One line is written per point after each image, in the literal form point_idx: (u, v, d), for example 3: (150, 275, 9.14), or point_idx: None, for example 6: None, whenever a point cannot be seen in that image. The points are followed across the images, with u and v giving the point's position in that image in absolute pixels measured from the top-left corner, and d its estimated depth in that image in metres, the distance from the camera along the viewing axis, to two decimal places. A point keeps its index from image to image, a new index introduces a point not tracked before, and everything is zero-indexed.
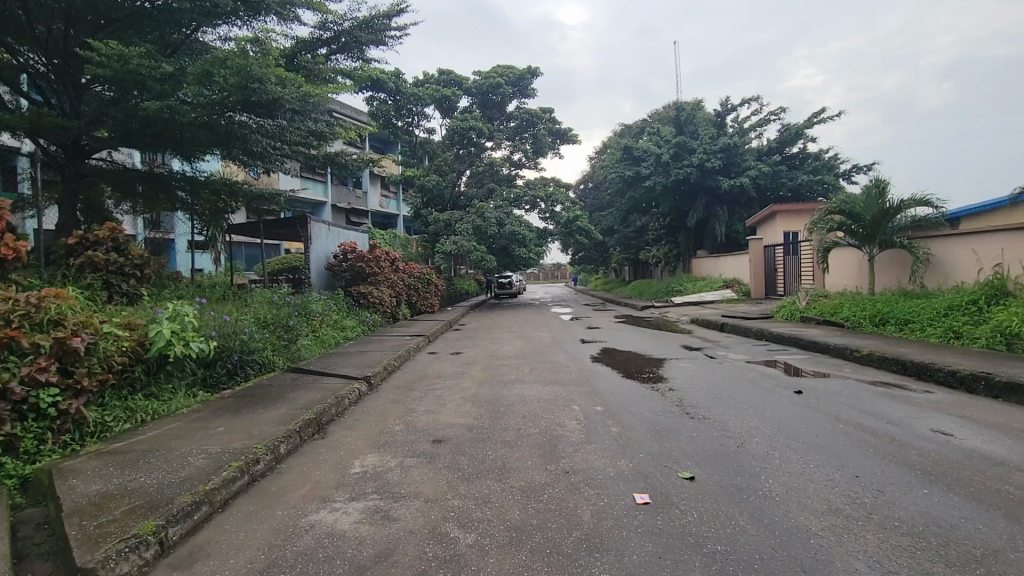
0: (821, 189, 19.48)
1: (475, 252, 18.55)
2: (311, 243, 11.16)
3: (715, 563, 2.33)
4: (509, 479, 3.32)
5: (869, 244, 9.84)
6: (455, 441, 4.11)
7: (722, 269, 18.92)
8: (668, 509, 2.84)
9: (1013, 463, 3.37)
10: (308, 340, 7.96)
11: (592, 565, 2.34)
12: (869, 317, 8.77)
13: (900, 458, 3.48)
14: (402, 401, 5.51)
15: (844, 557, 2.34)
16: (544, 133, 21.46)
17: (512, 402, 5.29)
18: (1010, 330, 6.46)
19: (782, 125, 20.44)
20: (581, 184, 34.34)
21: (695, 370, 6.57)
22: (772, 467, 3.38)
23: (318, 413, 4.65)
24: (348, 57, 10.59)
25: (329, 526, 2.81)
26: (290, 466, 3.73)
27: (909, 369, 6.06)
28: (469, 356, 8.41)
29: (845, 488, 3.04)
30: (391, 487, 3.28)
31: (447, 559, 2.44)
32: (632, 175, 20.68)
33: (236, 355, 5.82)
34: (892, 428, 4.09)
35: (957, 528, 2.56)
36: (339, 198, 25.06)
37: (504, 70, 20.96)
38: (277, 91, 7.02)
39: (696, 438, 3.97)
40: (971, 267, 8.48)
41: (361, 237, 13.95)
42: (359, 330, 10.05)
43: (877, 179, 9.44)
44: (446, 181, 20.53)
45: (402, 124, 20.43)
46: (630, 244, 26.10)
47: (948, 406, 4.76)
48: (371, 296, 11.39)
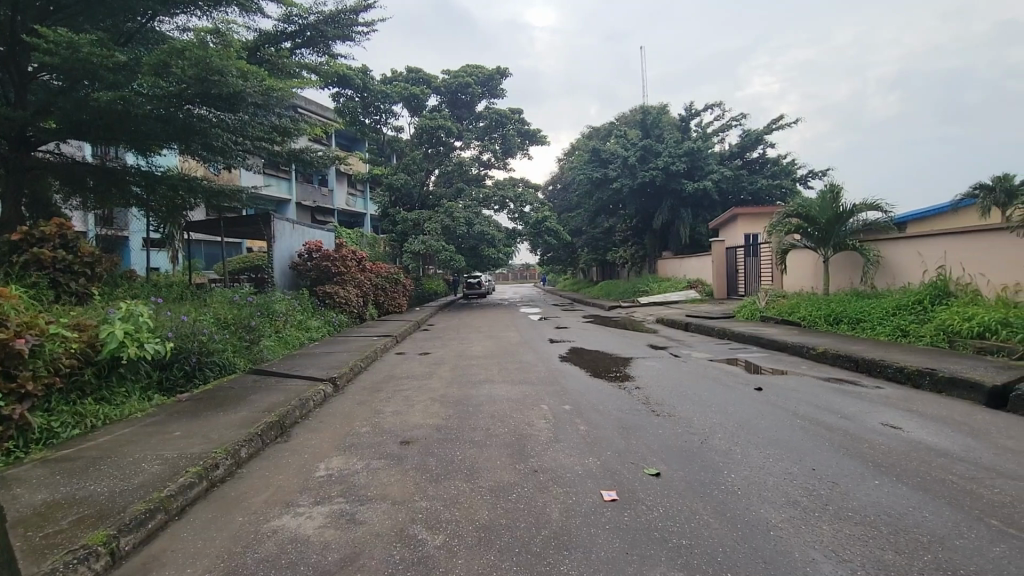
0: (779, 193, 20.24)
1: (443, 252, 18.48)
2: (275, 241, 10.87)
3: (680, 557, 2.39)
4: (477, 479, 3.31)
5: (824, 246, 10.27)
6: (423, 442, 4.09)
7: (686, 270, 19.39)
8: (635, 506, 2.89)
9: (955, 454, 3.58)
10: (271, 341, 7.74)
11: (561, 563, 2.37)
12: (825, 317, 9.15)
13: (853, 451, 3.64)
14: (370, 402, 5.43)
15: (802, 547, 2.43)
16: (512, 134, 21.53)
17: (482, 402, 5.28)
18: (952, 329, 6.84)
19: (743, 130, 21.11)
20: (549, 185, 34.66)
21: (660, 368, 6.70)
22: (734, 462, 3.49)
23: (282, 415, 4.53)
24: (313, 52, 10.37)
25: (293, 531, 2.74)
26: (252, 471, 3.62)
27: (861, 366, 6.35)
28: (438, 356, 8.37)
29: (803, 481, 3.16)
30: (357, 490, 3.23)
31: (416, 562, 2.42)
32: (600, 177, 21.02)
33: (194, 357, 5.61)
34: (845, 423, 4.28)
35: (906, 516, 2.70)
36: (304, 196, 24.51)
37: (473, 69, 20.93)
38: (238, 85, 6.85)
39: (661, 435, 4.06)
40: (916, 268, 8.92)
41: (327, 236, 13.68)
42: (325, 331, 9.86)
43: (832, 184, 9.85)
44: (415, 180, 20.36)
45: (370, 122, 20.11)
46: (598, 244, 26.47)
47: (897, 400, 5.01)
48: (337, 296, 11.16)
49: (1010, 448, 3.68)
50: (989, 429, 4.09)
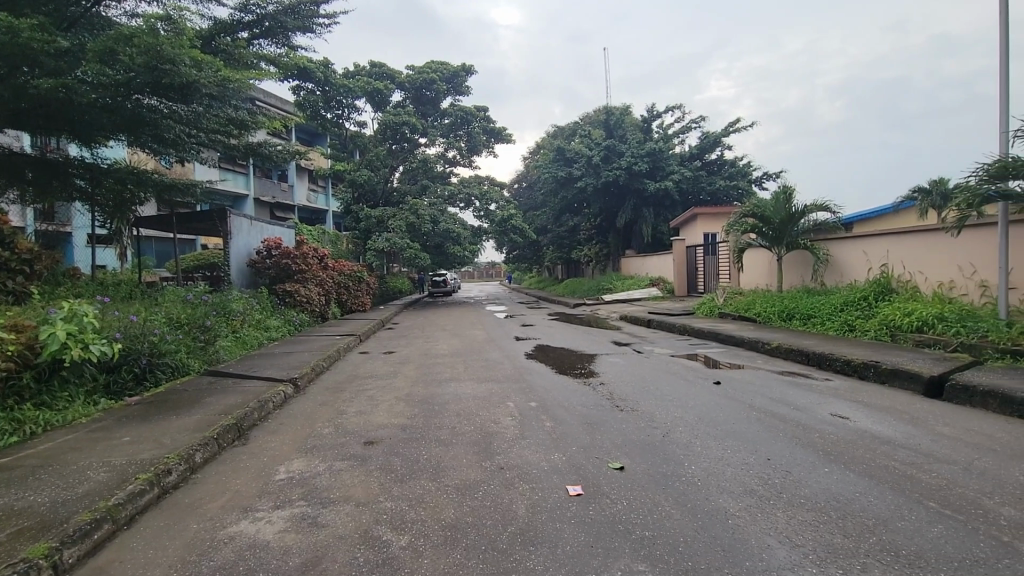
0: (736, 193, 20.86)
1: (408, 250, 18.28)
2: (232, 237, 10.49)
3: (643, 548, 2.44)
4: (443, 479, 3.30)
5: (777, 246, 10.70)
6: (388, 442, 4.04)
7: (648, 268, 19.82)
8: (600, 499, 2.95)
9: (897, 441, 3.80)
10: (228, 341, 7.47)
11: (527, 559, 2.39)
12: (778, 313, 9.55)
13: (804, 441, 3.82)
14: (332, 403, 5.32)
15: (758, 535, 2.53)
16: (478, 131, 21.49)
17: (447, 400, 5.24)
18: (895, 324, 7.25)
19: (702, 132, 21.67)
20: (514, 183, 34.73)
21: (623, 365, 6.84)
22: (694, 454, 3.61)
23: (239, 418, 4.38)
24: (272, 43, 10.03)
25: (251, 537, 2.67)
26: (207, 475, 3.49)
27: (812, 359, 6.65)
28: (403, 354, 8.27)
29: (758, 471, 3.30)
30: (320, 492, 3.16)
31: (380, 563, 2.39)
32: (565, 175, 21.29)
33: (144, 359, 5.36)
34: (798, 414, 4.48)
35: (853, 502, 2.85)
36: (262, 191, 23.77)
37: (438, 66, 20.77)
38: (191, 75, 6.54)
39: (623, 430, 4.15)
40: (861, 266, 9.40)
41: (288, 233, 13.30)
42: (285, 330, 9.58)
43: (785, 186, 10.26)
44: (379, 176, 20.04)
45: (331, 116, 19.64)
46: (563, 243, 26.72)
47: (845, 392, 5.28)
48: (297, 294, 10.86)
49: (946, 435, 3.93)
50: (927, 418, 4.36)
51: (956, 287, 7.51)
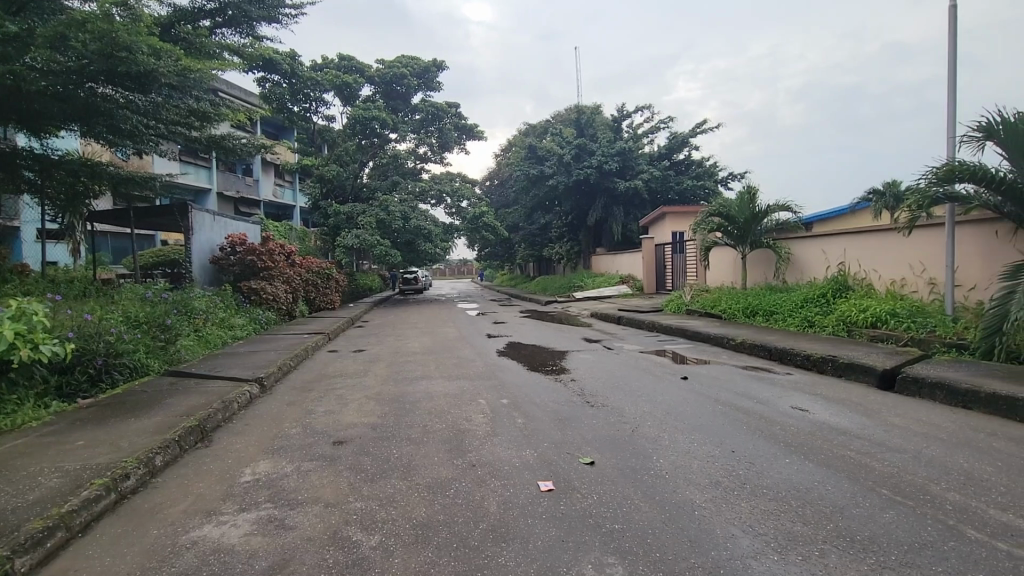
0: (703, 193, 21.29)
1: (378, 247, 18.04)
2: (193, 233, 10.17)
3: (613, 542, 2.49)
4: (414, 477, 3.28)
5: (742, 244, 11.00)
6: (357, 441, 3.99)
7: (619, 266, 20.09)
8: (571, 494, 2.99)
9: (853, 432, 3.97)
10: (189, 340, 7.22)
11: (498, 555, 2.40)
12: (743, 309, 9.84)
13: (766, 433, 3.95)
14: (300, 402, 5.22)
15: (723, 525, 2.61)
16: (449, 128, 21.35)
17: (418, 399, 5.21)
18: (851, 319, 7.56)
19: (671, 133, 22.00)
20: (486, 181, 34.60)
21: (594, 361, 6.92)
22: (662, 448, 3.69)
23: (201, 419, 4.25)
24: (235, 32, 9.76)
25: (215, 541, 2.60)
26: (168, 480, 3.37)
27: (774, 354, 6.88)
28: (373, 353, 8.17)
29: (724, 463, 3.40)
30: (287, 494, 3.10)
31: (349, 564, 2.36)
32: (536, 173, 21.39)
33: (100, 359, 5.14)
34: (761, 407, 4.63)
35: (813, 490, 2.97)
36: (226, 186, 23.05)
37: (408, 61, 20.51)
38: (149, 63, 6.33)
39: (594, 425, 4.21)
40: (820, 265, 9.78)
41: (253, 229, 12.94)
42: (250, 329, 9.32)
43: (749, 186, 10.56)
44: (348, 171, 19.68)
45: (299, 109, 19.16)
46: (535, 240, 26.80)
47: (805, 385, 5.48)
48: (263, 292, 10.60)
49: (898, 425, 4.14)
50: (880, 409, 4.58)
51: (907, 285, 7.88)
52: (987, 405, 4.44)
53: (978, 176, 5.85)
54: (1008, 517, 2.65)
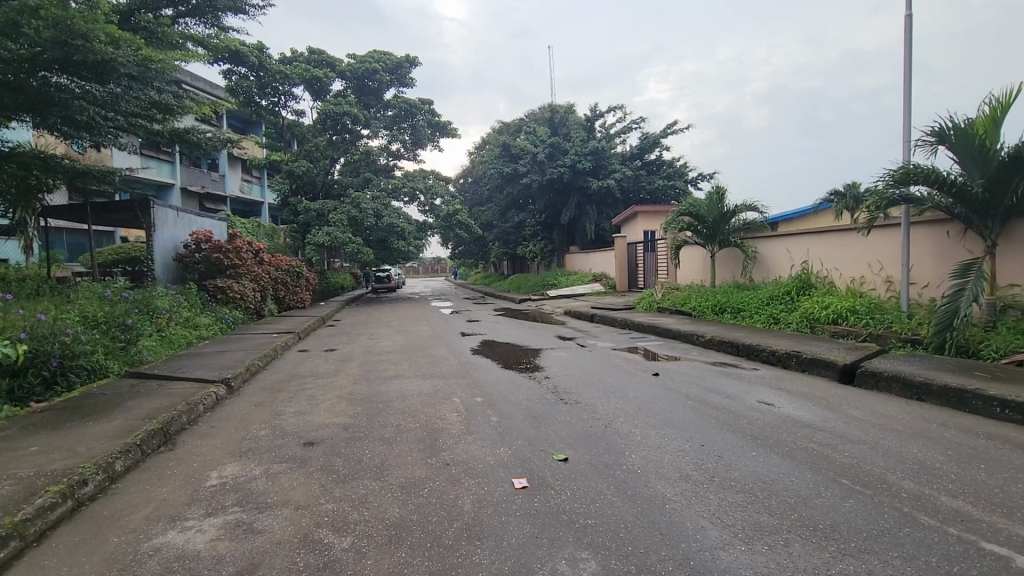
0: (674, 193, 21.63)
1: (349, 245, 17.76)
2: (155, 230, 9.80)
3: (586, 536, 2.52)
4: (388, 477, 3.25)
5: (711, 243, 11.25)
6: (329, 442, 3.93)
7: (592, 265, 20.26)
8: (545, 491, 3.01)
9: (815, 425, 4.12)
10: (152, 340, 6.96)
11: (473, 553, 2.40)
12: (711, 307, 10.07)
13: (734, 427, 4.06)
14: (269, 403, 5.11)
15: (693, 518, 2.67)
16: (422, 125, 21.17)
17: (391, 398, 5.16)
18: (814, 316, 7.83)
19: (642, 133, 22.25)
20: (459, 178, 34.46)
21: (567, 359, 6.98)
22: (634, 443, 3.75)
23: (164, 422, 4.11)
24: (200, 23, 9.44)
25: (180, 547, 2.52)
26: (130, 485, 3.26)
27: (741, 350, 7.08)
28: (345, 352, 8.05)
29: (694, 456, 3.48)
30: (256, 497, 3.04)
31: (321, 567, 2.33)
32: (510, 172, 21.44)
33: (55, 361, 4.93)
34: (729, 402, 4.76)
35: (779, 482, 3.07)
36: (190, 181, 22.32)
37: (380, 56, 20.20)
38: (107, 52, 6.07)
39: (568, 422, 4.24)
40: (785, 263, 10.08)
41: (219, 225, 12.56)
42: (216, 328, 9.06)
43: (718, 186, 10.79)
44: (318, 167, 19.31)
45: (267, 103, 18.68)
46: (508, 239, 26.80)
47: (770, 380, 5.65)
48: (231, 290, 10.31)
49: (857, 417, 4.31)
50: (841, 402, 4.76)
51: (866, 283, 8.19)
52: (939, 397, 4.67)
53: (931, 178, 6.11)
54: (958, 503, 2.79)
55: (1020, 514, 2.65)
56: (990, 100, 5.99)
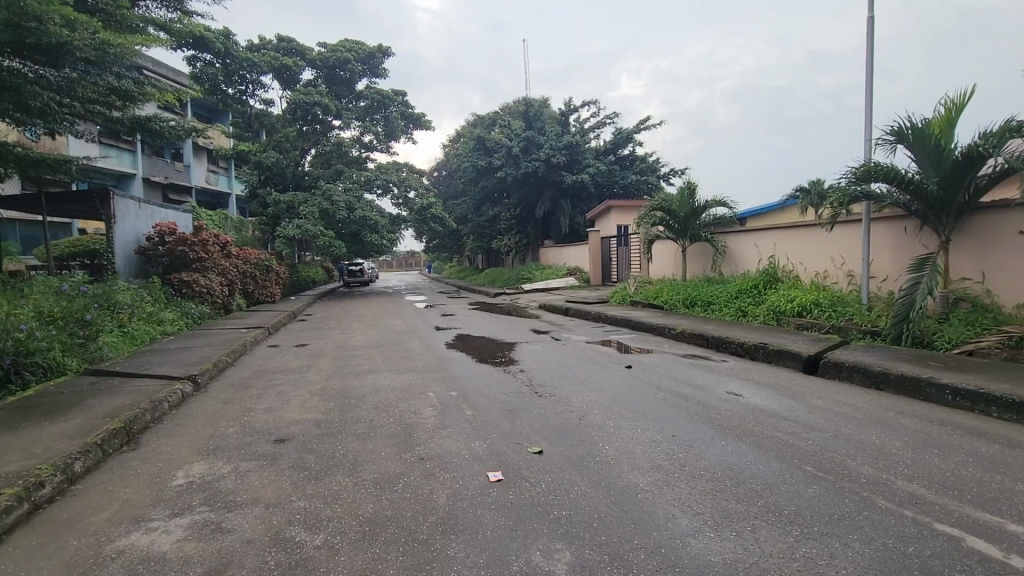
0: (646, 188, 21.87)
1: (321, 238, 17.44)
2: (116, 221, 9.43)
3: (561, 528, 2.56)
4: (361, 473, 3.22)
5: (682, 238, 11.45)
6: (301, 439, 3.87)
7: (566, 259, 20.37)
8: (519, 484, 3.03)
9: (780, 414, 4.26)
10: (112, 336, 6.71)
11: (448, 547, 2.41)
12: (683, 300, 10.28)
13: (704, 417, 4.16)
14: (238, 400, 4.99)
15: (664, 507, 2.73)
16: (395, 116, 20.88)
17: (365, 393, 5.10)
18: (780, 309, 8.07)
19: (616, 128, 22.40)
20: (434, 171, 34.22)
21: (542, 352, 7.02)
22: (607, 434, 3.82)
23: (127, 421, 3.98)
24: (161, 6, 9.04)
25: (145, 550, 2.45)
26: (90, 486, 3.14)
27: (711, 342, 7.24)
28: (317, 347, 7.91)
29: (665, 447, 3.55)
30: (224, 496, 2.97)
31: (293, 565, 2.30)
32: (485, 165, 21.36)
33: (8, 359, 4.71)
34: (699, 393, 4.88)
35: (746, 470, 3.16)
36: (153, 171, 21.53)
37: (352, 45, 19.78)
38: (61, 34, 5.79)
39: (543, 415, 4.28)
40: (753, 258, 10.34)
41: (184, 217, 12.14)
42: (182, 323, 8.78)
43: (689, 182, 10.99)
44: (288, 158, 18.86)
45: (234, 92, 18.12)
46: (483, 232, 26.72)
47: (739, 371, 5.80)
48: (197, 284, 10.00)
49: (820, 406, 4.47)
50: (805, 392, 4.92)
51: (829, 277, 8.46)
52: (896, 386, 4.88)
53: (890, 176, 6.35)
54: (913, 487, 2.93)
55: (968, 496, 2.81)
56: (945, 101, 6.25)
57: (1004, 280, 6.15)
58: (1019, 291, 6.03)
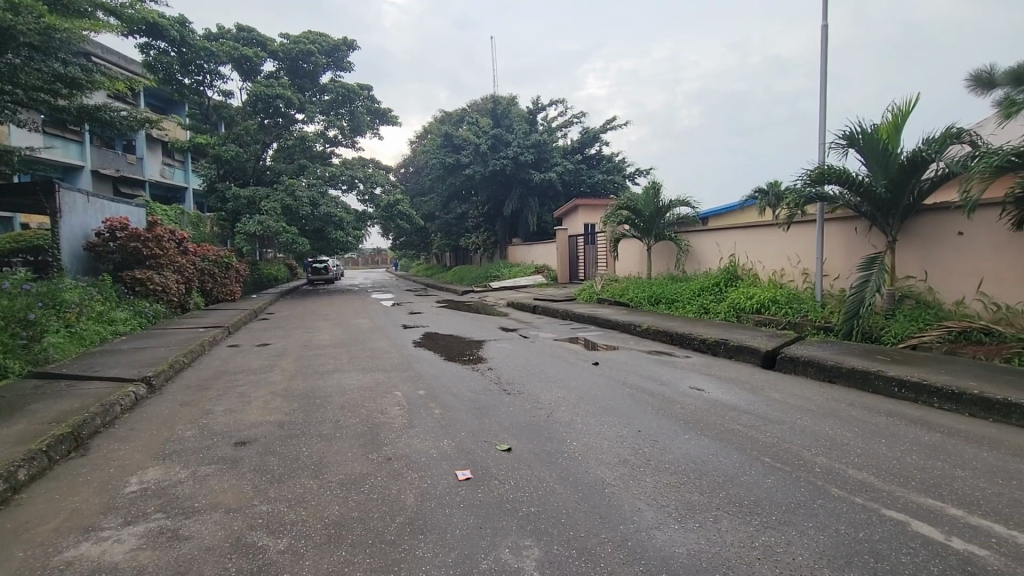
0: (613, 188, 22.14)
1: (283, 235, 16.96)
2: (63, 216, 8.95)
3: (529, 524, 2.58)
4: (327, 475, 3.17)
5: (647, 236, 11.67)
6: (263, 441, 3.77)
7: (534, 257, 20.45)
8: (488, 482, 3.04)
9: (740, 408, 4.41)
10: (59, 337, 6.37)
11: (416, 547, 2.40)
12: (648, 297, 10.49)
13: (668, 412, 4.27)
14: (195, 402, 4.81)
15: (630, 501, 2.79)
16: (361, 111, 20.47)
17: (331, 393, 5.00)
18: (740, 306, 8.34)
19: (583, 128, 22.60)
20: (401, 168, 33.81)
21: (510, 350, 7.02)
22: (574, 430, 3.87)
23: (76, 426, 3.78)
24: None
25: (96, 560, 2.35)
26: (35, 496, 2.97)
27: (675, 339, 7.42)
28: (279, 347, 7.72)
29: (631, 442, 3.63)
30: (181, 502, 2.87)
31: (256, 571, 2.25)
32: (453, 162, 21.24)
33: None
34: (663, 389, 5.00)
35: (708, 463, 3.26)
36: (103, 163, 20.48)
37: (316, 37, 19.28)
38: (4, 18, 5.68)
39: (511, 412, 4.30)
40: (714, 256, 10.64)
41: (136, 212, 11.60)
42: (135, 322, 8.40)
43: (654, 181, 11.21)
44: (248, 152, 18.27)
45: (190, 82, 17.40)
46: (451, 229, 26.55)
47: (701, 367, 5.97)
48: (151, 282, 9.59)
49: (777, 400, 4.65)
50: (763, 387, 5.10)
51: (786, 275, 8.79)
52: (847, 378, 5.12)
53: (843, 178, 6.63)
54: (862, 475, 3.08)
55: (912, 482, 2.98)
56: (892, 108, 6.58)
57: (944, 278, 6.51)
58: (957, 288, 6.40)
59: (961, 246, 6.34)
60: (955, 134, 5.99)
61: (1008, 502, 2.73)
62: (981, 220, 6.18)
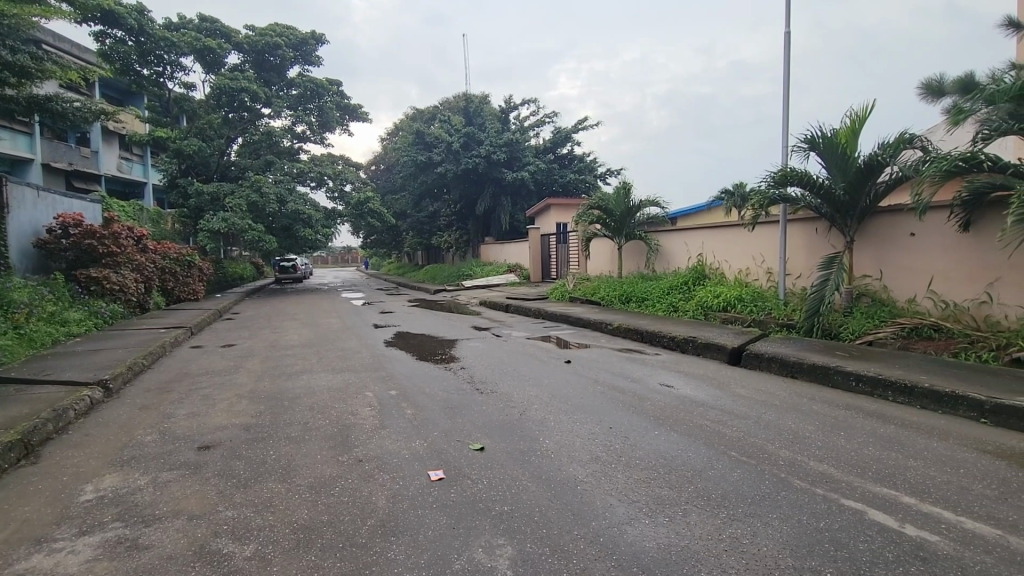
0: (584, 188, 22.32)
1: (249, 232, 16.51)
2: (10, 212, 8.48)
3: (502, 523, 2.58)
4: (295, 478, 3.10)
5: (618, 236, 11.82)
6: (228, 445, 3.66)
7: (506, 256, 20.45)
8: (461, 481, 3.03)
9: (708, 403, 4.52)
10: (6, 339, 6.04)
11: (388, 549, 2.37)
12: (619, 296, 10.63)
13: (639, 409, 4.34)
14: (156, 406, 4.64)
15: (603, 497, 2.83)
16: (330, 107, 20.06)
17: (299, 395, 4.89)
18: (707, 304, 8.53)
19: (555, 127, 22.71)
20: (372, 166, 33.36)
21: (483, 349, 7.01)
22: (546, 428, 3.90)
23: (26, 432, 3.60)
24: None
25: (48, 572, 2.24)
26: None
27: (645, 336, 7.54)
28: (245, 347, 7.51)
29: (603, 439, 3.68)
30: (140, 510, 2.76)
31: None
32: (424, 160, 21.07)
33: None
34: (634, 386, 5.07)
35: (677, 458, 3.33)
36: (54, 156, 19.51)
37: (283, 30, 18.82)
38: None
39: (483, 411, 4.30)
40: (683, 256, 10.84)
41: (91, 207, 11.09)
42: (90, 322, 8.04)
43: (624, 181, 11.37)
44: (211, 147, 17.70)
45: (149, 73, 16.75)
46: (423, 228, 26.34)
47: (671, 364, 6.08)
48: (107, 281, 9.20)
49: (743, 395, 4.77)
50: (730, 383, 5.23)
51: (751, 274, 9.03)
52: (809, 374, 5.30)
53: (804, 180, 6.85)
54: (823, 467, 3.20)
55: (868, 472, 3.11)
56: (850, 114, 6.85)
57: (897, 278, 6.81)
58: (909, 288, 6.70)
59: (913, 246, 6.64)
60: (908, 139, 6.27)
61: (956, 489, 2.88)
62: (931, 222, 6.49)
